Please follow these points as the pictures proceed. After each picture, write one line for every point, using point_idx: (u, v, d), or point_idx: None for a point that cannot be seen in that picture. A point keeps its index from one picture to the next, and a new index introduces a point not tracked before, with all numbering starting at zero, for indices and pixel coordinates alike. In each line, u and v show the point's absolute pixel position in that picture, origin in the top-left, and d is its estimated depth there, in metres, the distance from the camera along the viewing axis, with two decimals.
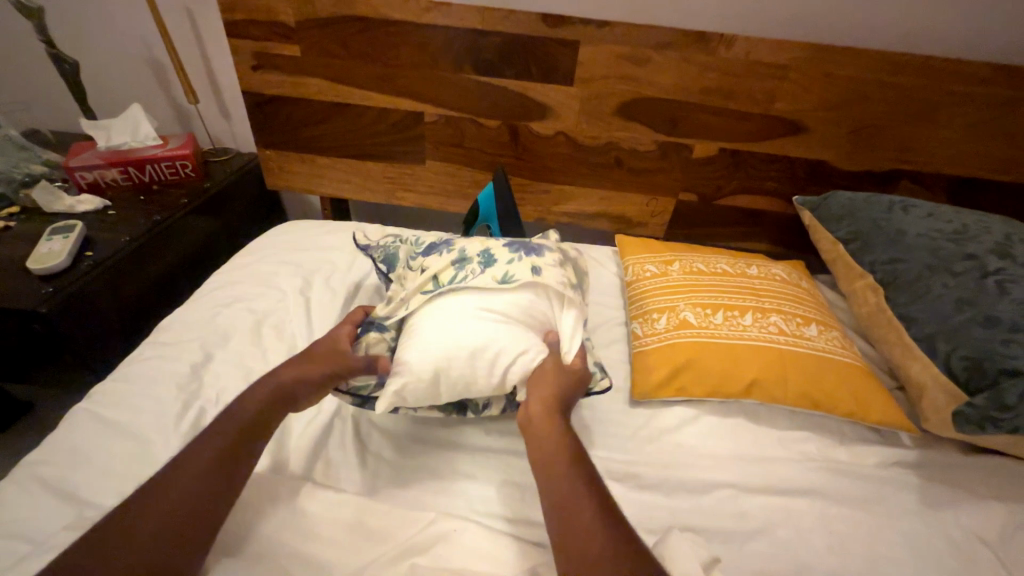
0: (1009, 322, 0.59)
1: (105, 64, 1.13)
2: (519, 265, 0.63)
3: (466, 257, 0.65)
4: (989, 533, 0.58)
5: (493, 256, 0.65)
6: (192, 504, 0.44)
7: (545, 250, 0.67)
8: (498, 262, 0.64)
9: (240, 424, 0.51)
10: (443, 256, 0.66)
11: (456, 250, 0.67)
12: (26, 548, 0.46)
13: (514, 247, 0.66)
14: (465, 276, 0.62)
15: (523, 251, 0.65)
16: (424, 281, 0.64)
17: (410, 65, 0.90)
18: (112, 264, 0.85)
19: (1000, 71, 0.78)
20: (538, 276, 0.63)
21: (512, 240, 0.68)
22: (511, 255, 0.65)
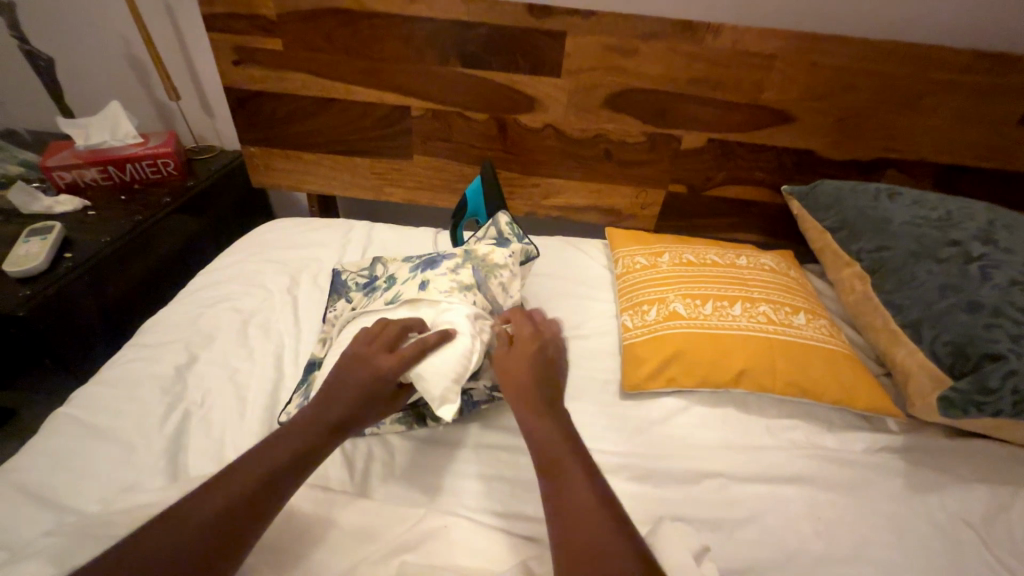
0: (991, 307, 0.60)
1: (80, 60, 1.10)
2: (409, 285, 0.66)
3: (375, 287, 0.70)
4: (973, 516, 0.59)
5: (396, 279, 0.70)
6: (219, 535, 0.41)
7: (443, 262, 0.69)
8: (421, 275, 0.67)
9: (278, 453, 0.48)
10: (359, 293, 0.72)
11: (388, 281, 0.70)
12: (6, 556, 0.45)
13: (417, 268, 0.70)
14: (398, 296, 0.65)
15: (431, 264, 0.69)
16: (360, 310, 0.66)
17: (395, 58, 0.89)
18: (93, 266, 0.84)
19: (983, 58, 0.79)
20: (422, 291, 0.64)
21: (429, 258, 0.71)
22: (410, 276, 0.68)
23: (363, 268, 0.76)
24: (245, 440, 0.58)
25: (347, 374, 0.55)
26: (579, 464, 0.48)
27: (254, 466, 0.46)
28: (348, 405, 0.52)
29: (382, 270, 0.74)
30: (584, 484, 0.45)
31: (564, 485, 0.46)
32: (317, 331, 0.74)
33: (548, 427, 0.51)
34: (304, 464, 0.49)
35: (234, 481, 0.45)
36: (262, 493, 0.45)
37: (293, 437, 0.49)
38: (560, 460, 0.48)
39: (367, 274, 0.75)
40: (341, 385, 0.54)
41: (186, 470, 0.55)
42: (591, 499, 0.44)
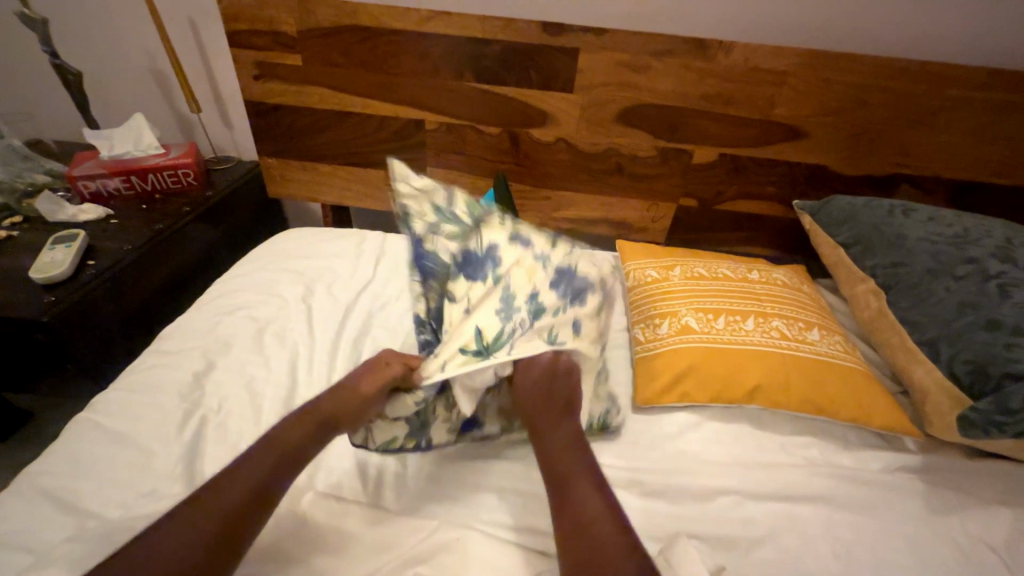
0: (1011, 326, 0.58)
1: (107, 74, 1.13)
2: (563, 322, 0.59)
3: (506, 300, 0.58)
4: (996, 539, 0.57)
5: (539, 309, 0.59)
6: (221, 538, 0.43)
7: (588, 294, 0.62)
8: (545, 313, 0.59)
9: (276, 450, 0.51)
10: (486, 297, 0.58)
11: (498, 281, 0.59)
12: (29, 562, 0.46)
13: (559, 288, 0.61)
14: (516, 335, 0.56)
15: (571, 296, 0.61)
16: (467, 330, 0.56)
17: (411, 73, 0.90)
18: (114, 274, 0.85)
19: (997, 75, 0.79)
20: (579, 338, 0.59)
21: (554, 271, 0.62)
22: (557, 305, 0.60)
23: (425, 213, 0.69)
24: None
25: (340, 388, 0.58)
26: (591, 477, 0.51)
27: (262, 461, 0.49)
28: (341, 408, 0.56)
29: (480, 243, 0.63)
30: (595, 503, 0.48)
31: (581, 504, 0.48)
32: (330, 340, 0.75)
33: (567, 445, 0.54)
34: (299, 459, 0.52)
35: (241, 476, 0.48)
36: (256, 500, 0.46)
37: (280, 441, 0.52)
38: (574, 466, 0.52)
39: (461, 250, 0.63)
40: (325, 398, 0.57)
41: (202, 477, 0.56)
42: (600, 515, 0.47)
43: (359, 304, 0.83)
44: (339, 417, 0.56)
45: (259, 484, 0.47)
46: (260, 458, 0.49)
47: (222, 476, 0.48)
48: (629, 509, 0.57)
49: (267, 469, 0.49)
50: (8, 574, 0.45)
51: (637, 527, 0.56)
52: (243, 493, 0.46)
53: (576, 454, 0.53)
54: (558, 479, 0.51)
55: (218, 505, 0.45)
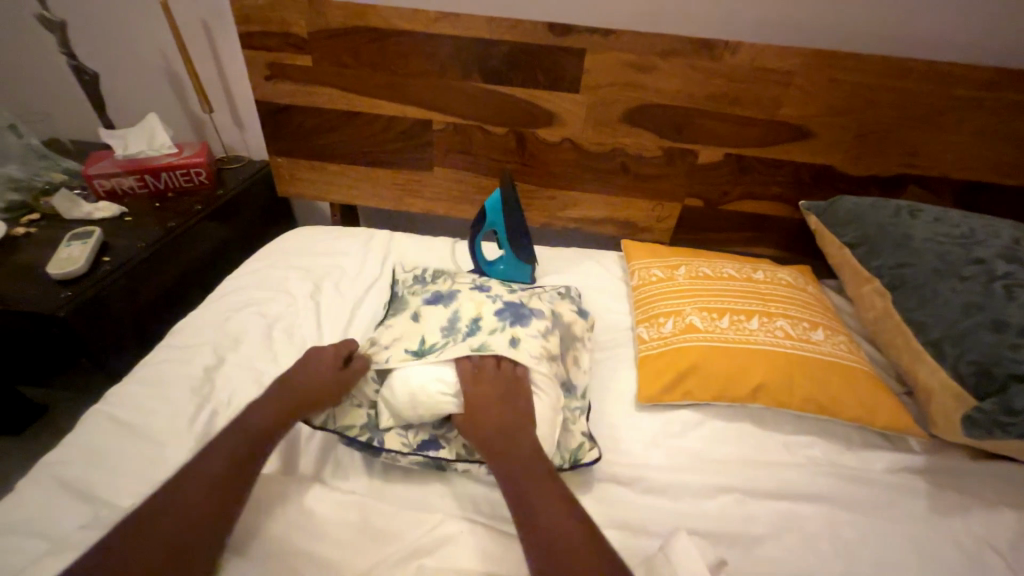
0: (1017, 327, 0.59)
1: (122, 75, 1.16)
2: (500, 334, 0.63)
3: (454, 323, 0.66)
4: (1000, 540, 0.57)
5: (479, 324, 0.65)
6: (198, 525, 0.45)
7: (534, 319, 0.67)
8: (483, 329, 0.64)
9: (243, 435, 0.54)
10: (437, 315, 0.67)
11: (452, 309, 0.68)
12: (47, 547, 0.47)
13: (503, 313, 0.67)
14: (449, 342, 0.63)
15: (512, 320, 0.66)
16: (414, 337, 0.65)
17: (419, 74, 0.92)
18: (127, 270, 0.87)
19: (1007, 75, 0.78)
20: (515, 348, 0.62)
21: (503, 305, 0.68)
22: (497, 323, 0.65)
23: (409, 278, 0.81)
24: None
25: (297, 371, 0.62)
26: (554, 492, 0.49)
27: (230, 446, 0.52)
28: (306, 390, 0.59)
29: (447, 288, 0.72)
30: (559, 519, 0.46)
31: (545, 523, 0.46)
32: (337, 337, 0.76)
33: (527, 456, 0.53)
34: (266, 442, 0.55)
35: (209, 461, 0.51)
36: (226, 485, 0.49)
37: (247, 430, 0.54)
38: (535, 481, 0.50)
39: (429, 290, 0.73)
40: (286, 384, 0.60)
41: None
42: (569, 531, 0.45)
43: (365, 301, 0.85)
44: (301, 400, 0.59)
45: (226, 463, 0.51)
46: (227, 445, 0.52)
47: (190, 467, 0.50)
48: (631, 505, 0.58)
49: (233, 457, 0.51)
50: (26, 559, 0.46)
51: (639, 523, 0.56)
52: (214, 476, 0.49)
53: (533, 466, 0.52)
54: (519, 496, 0.49)
55: (191, 495, 0.47)
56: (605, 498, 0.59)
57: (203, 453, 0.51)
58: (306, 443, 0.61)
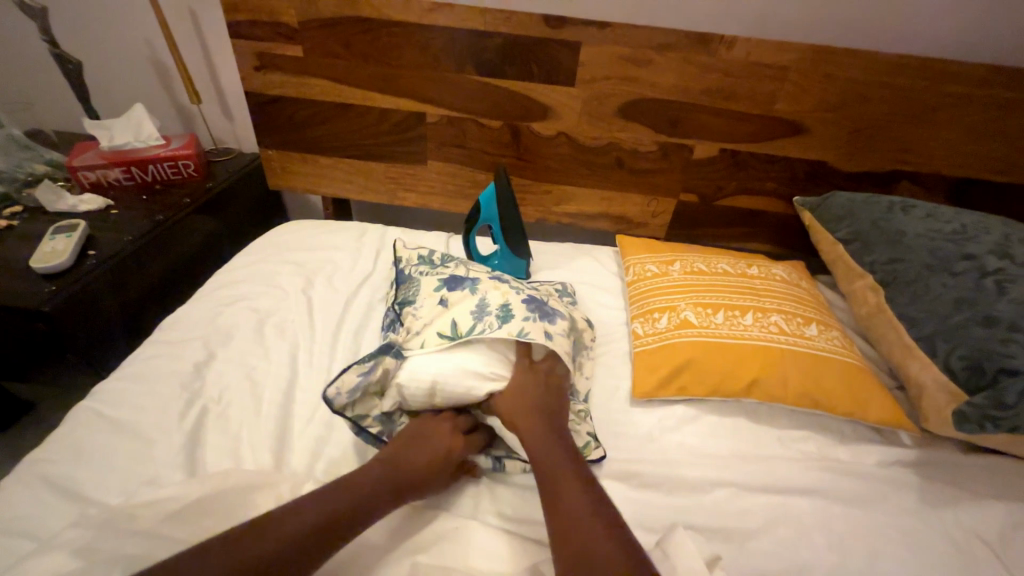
0: (1007, 321, 0.59)
1: (108, 64, 1.13)
2: (534, 325, 0.63)
3: (485, 307, 0.64)
4: (989, 533, 0.58)
5: (512, 312, 0.64)
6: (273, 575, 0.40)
7: (558, 317, 0.67)
8: (515, 317, 0.63)
9: (349, 494, 0.48)
10: (465, 299, 0.66)
11: (478, 294, 0.67)
12: (32, 547, 0.46)
13: (531, 304, 0.66)
14: (484, 328, 0.61)
15: (540, 314, 0.66)
16: (446, 320, 0.63)
17: (413, 65, 0.90)
18: (114, 264, 0.85)
19: (998, 72, 0.79)
20: (550, 342, 0.63)
21: (528, 297, 0.67)
22: (528, 314, 0.64)
23: (419, 260, 0.79)
24: (260, 438, 0.59)
25: (415, 446, 0.56)
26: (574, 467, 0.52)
27: (334, 498, 0.48)
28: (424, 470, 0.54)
29: (465, 275, 0.71)
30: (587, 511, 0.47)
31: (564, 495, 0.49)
32: (330, 332, 0.75)
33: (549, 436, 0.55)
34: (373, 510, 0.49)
35: (308, 511, 0.45)
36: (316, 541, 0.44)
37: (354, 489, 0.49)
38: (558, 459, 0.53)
39: (445, 276, 0.71)
40: (400, 452, 0.55)
41: (203, 466, 0.56)
42: (595, 519, 0.46)
43: (359, 296, 0.84)
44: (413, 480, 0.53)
45: (339, 514, 0.46)
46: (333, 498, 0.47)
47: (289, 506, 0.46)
48: (626, 500, 0.58)
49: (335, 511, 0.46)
50: (11, 559, 0.45)
51: (634, 519, 0.57)
52: (310, 526, 0.44)
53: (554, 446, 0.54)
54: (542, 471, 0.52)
55: (276, 536, 0.43)
56: None
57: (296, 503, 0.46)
58: (299, 440, 0.61)
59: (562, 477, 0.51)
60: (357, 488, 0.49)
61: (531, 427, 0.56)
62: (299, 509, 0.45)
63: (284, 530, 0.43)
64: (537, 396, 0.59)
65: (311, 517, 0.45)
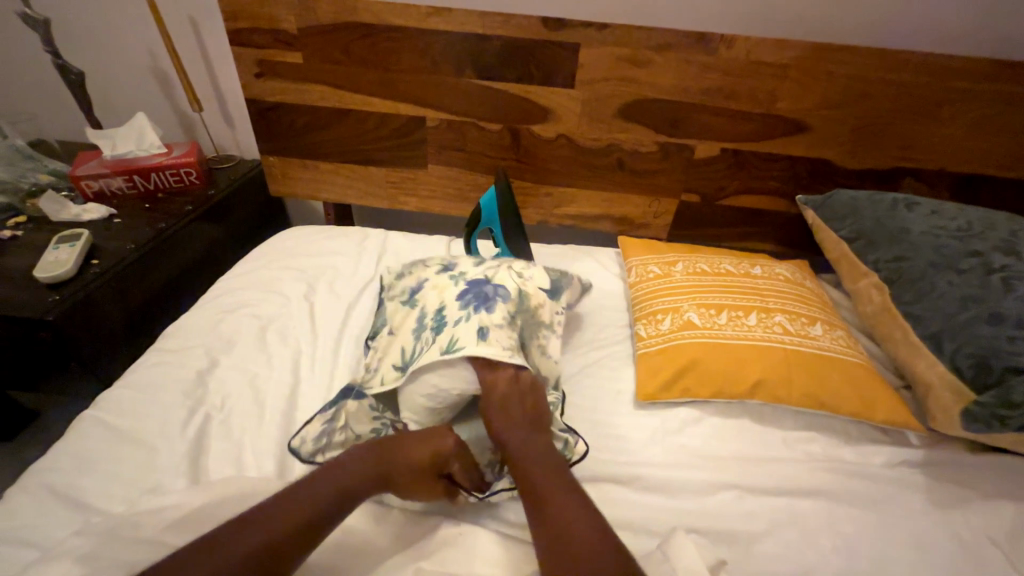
0: (1015, 319, 0.58)
1: (109, 73, 1.14)
2: (464, 325, 0.58)
3: (423, 323, 0.61)
4: (999, 533, 0.57)
5: (445, 317, 0.60)
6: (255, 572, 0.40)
7: (498, 302, 0.61)
8: (448, 322, 0.59)
9: (320, 495, 0.47)
10: (408, 319, 0.64)
11: (417, 309, 0.64)
12: (37, 556, 0.46)
13: (466, 300, 0.61)
14: (419, 349, 0.58)
15: (477, 304, 0.60)
16: (392, 350, 0.62)
17: (413, 70, 0.90)
18: (117, 273, 0.86)
19: (1002, 67, 0.78)
20: (484, 338, 0.56)
21: (464, 287, 0.63)
22: (461, 313, 0.60)
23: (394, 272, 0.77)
24: (262, 445, 0.60)
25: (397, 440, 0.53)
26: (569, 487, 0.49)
27: (310, 500, 0.46)
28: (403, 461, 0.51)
29: (414, 283, 0.69)
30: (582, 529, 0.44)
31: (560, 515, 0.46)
32: (332, 337, 0.75)
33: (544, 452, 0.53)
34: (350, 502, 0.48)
35: (277, 517, 0.44)
36: (295, 540, 0.43)
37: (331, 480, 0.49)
38: (553, 478, 0.50)
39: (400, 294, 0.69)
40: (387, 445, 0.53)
41: (206, 474, 0.56)
42: (594, 540, 0.43)
43: (361, 301, 0.84)
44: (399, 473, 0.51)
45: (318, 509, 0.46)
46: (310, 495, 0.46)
47: (265, 507, 0.45)
48: (630, 504, 0.58)
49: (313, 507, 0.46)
50: (16, 569, 0.45)
51: (639, 522, 0.56)
52: (278, 534, 0.42)
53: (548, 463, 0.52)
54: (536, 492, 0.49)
55: (258, 535, 0.42)
56: (603, 496, 0.59)
57: (264, 507, 0.45)
58: None
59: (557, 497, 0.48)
60: (338, 481, 0.49)
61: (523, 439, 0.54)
62: (276, 515, 0.44)
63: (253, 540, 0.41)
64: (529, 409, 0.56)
65: (287, 522, 0.44)
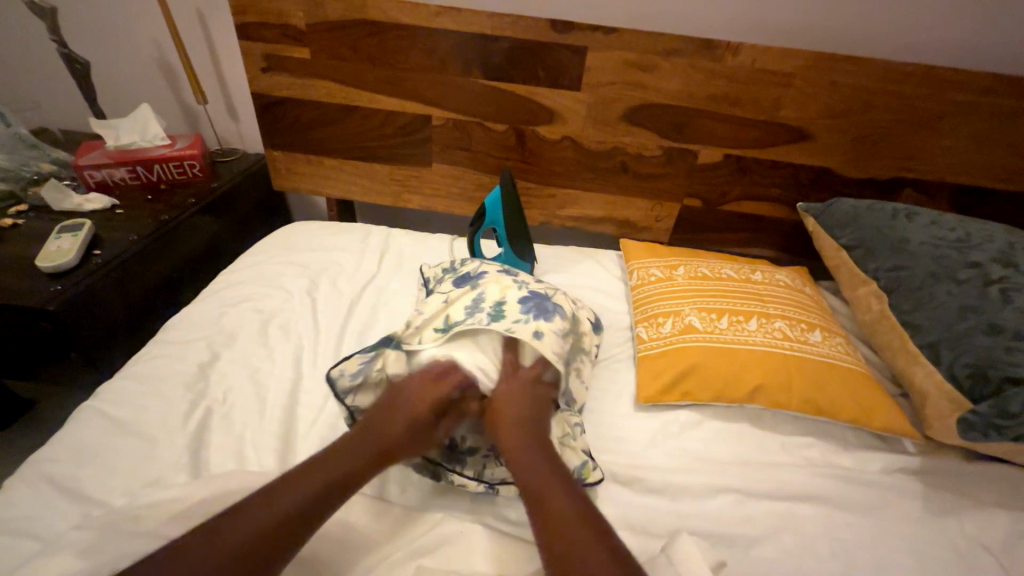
0: (1012, 330, 0.59)
1: (114, 64, 1.13)
2: (523, 325, 0.62)
3: (479, 304, 0.65)
4: (993, 541, 0.58)
5: (505, 311, 0.63)
6: (253, 557, 0.41)
7: (557, 316, 0.65)
8: (506, 317, 0.63)
9: (319, 476, 0.48)
10: (463, 297, 0.67)
11: (476, 292, 0.67)
12: (37, 547, 0.46)
13: (528, 303, 0.65)
14: (473, 323, 0.62)
15: (536, 312, 0.64)
16: (440, 318, 0.65)
17: (420, 69, 0.91)
18: (119, 264, 0.85)
19: (1004, 81, 0.79)
20: (539, 341, 0.61)
21: (529, 294, 0.67)
22: (522, 314, 0.63)
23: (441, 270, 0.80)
24: (263, 439, 0.59)
25: (392, 404, 0.56)
26: (562, 482, 0.50)
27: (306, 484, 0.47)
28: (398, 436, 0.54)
29: (475, 270, 0.72)
30: (579, 530, 0.45)
31: (553, 511, 0.47)
32: (335, 333, 0.75)
33: (538, 447, 0.54)
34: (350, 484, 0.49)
35: (272, 504, 0.45)
36: (292, 524, 0.44)
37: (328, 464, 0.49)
38: (546, 472, 0.51)
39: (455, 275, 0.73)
40: (384, 407, 0.56)
41: (207, 467, 0.56)
42: (586, 536, 0.44)
43: (363, 298, 0.84)
44: (393, 437, 0.53)
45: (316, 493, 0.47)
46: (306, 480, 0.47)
47: (261, 494, 0.46)
48: (629, 505, 0.58)
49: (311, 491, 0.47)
50: (17, 559, 0.45)
51: (638, 523, 0.57)
52: (275, 520, 0.44)
53: (543, 457, 0.53)
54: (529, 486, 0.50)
55: (255, 522, 0.43)
56: (602, 497, 0.59)
57: (260, 494, 0.46)
58: (303, 442, 0.61)
59: (550, 493, 0.49)
60: (334, 463, 0.50)
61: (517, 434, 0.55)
62: (271, 502, 0.45)
63: (252, 524, 0.43)
64: (524, 406, 0.58)
65: (283, 509, 0.44)
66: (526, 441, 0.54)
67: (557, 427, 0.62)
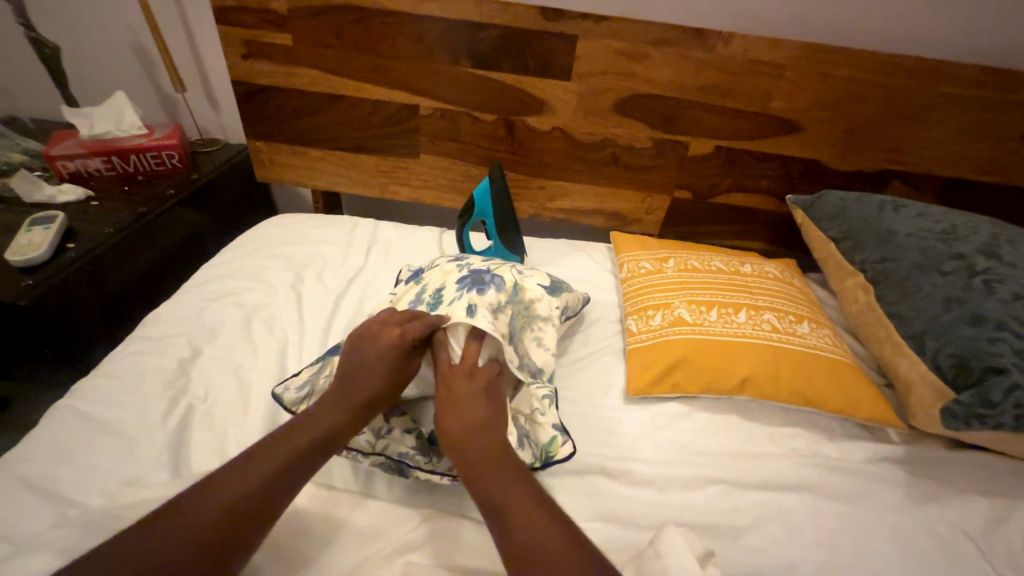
0: (995, 321, 0.60)
1: (88, 50, 1.09)
2: (456, 302, 0.61)
3: (422, 296, 0.66)
4: (974, 528, 0.59)
5: (442, 294, 0.64)
6: (228, 525, 0.40)
7: (493, 288, 0.64)
8: (442, 300, 0.63)
9: (295, 442, 0.48)
10: (409, 291, 0.68)
11: (420, 285, 0.68)
12: (9, 551, 0.44)
13: (464, 282, 0.65)
14: None
15: (472, 287, 0.64)
16: None
17: (406, 57, 0.89)
18: (94, 258, 0.83)
19: (990, 74, 0.79)
20: (468, 313, 0.59)
21: (467, 273, 0.67)
22: (457, 292, 0.63)
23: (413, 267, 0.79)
24: (247, 437, 0.58)
25: (358, 356, 0.56)
26: (527, 487, 0.47)
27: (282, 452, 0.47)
28: (376, 386, 0.54)
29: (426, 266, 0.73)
30: (542, 517, 0.44)
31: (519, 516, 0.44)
32: (321, 328, 0.74)
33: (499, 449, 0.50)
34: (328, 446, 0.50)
35: (246, 474, 0.44)
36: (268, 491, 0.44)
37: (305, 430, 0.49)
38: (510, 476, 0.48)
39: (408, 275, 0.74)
40: (354, 362, 0.56)
41: (189, 466, 0.55)
42: (557, 541, 0.41)
43: (348, 292, 0.82)
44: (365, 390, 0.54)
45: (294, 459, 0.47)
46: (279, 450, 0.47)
47: (236, 464, 0.45)
48: (619, 498, 0.58)
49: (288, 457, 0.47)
50: None
51: (628, 516, 0.56)
52: (249, 488, 0.43)
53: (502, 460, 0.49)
54: (491, 493, 0.47)
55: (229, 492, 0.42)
56: (592, 490, 0.59)
57: (233, 465, 0.45)
58: None
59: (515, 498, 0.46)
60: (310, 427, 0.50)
61: (476, 433, 0.51)
62: (243, 472, 0.44)
63: (230, 495, 0.42)
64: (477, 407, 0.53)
65: (257, 478, 0.44)
66: (485, 444, 0.51)
67: (524, 401, 0.60)
